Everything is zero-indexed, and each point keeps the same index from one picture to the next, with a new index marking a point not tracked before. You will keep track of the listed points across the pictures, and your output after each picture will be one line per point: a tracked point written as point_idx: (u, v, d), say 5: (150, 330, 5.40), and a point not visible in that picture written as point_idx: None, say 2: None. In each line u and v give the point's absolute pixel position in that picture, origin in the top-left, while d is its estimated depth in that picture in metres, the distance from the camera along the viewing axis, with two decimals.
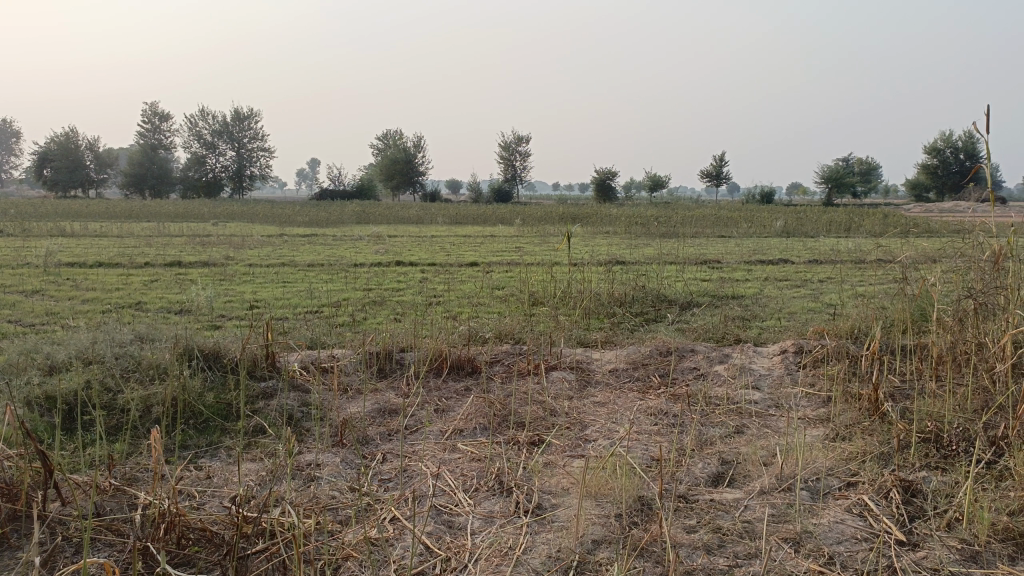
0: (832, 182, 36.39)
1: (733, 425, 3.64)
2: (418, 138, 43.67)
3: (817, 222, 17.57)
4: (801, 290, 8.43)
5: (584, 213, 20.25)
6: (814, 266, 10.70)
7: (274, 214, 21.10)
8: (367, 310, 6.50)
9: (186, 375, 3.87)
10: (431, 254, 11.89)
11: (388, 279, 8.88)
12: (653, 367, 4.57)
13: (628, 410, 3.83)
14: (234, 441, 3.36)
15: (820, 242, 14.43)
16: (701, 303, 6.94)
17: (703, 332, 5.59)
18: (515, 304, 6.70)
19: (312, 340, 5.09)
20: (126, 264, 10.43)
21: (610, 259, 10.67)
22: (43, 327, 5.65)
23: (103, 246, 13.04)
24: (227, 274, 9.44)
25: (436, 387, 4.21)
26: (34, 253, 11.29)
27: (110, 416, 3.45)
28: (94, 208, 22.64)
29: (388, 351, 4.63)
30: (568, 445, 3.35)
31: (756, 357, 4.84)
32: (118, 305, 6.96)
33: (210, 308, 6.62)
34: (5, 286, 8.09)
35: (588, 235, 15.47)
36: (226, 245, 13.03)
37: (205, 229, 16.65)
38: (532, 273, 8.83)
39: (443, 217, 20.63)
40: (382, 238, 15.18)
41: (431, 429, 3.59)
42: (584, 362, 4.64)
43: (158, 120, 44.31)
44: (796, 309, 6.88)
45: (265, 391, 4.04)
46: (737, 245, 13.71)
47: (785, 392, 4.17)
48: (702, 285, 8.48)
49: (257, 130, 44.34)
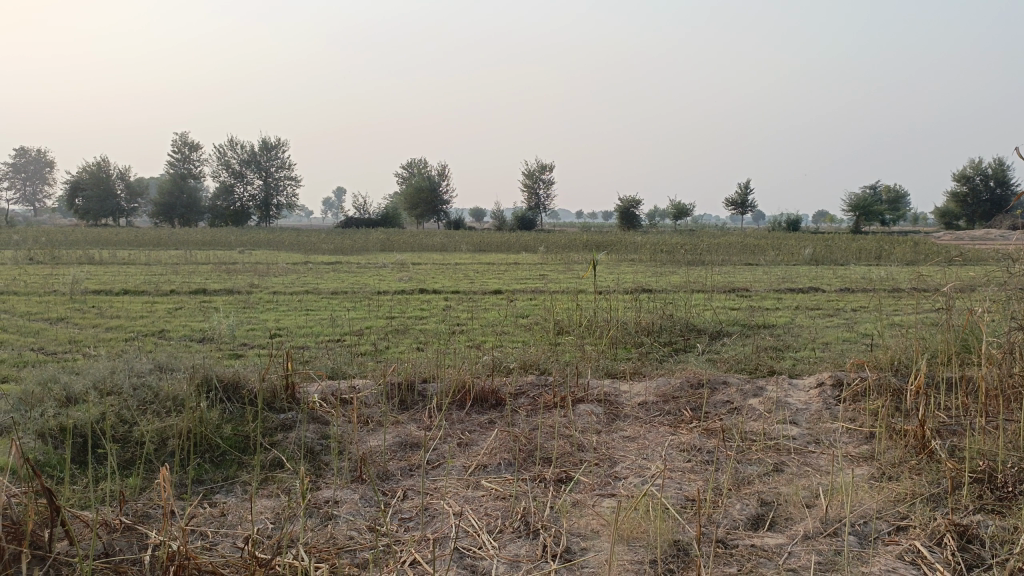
0: (859, 210, 35.97)
1: (771, 462, 3.46)
2: (443, 167, 43.96)
3: (846, 249, 17.28)
4: (834, 319, 8.21)
5: (609, 240, 20.13)
6: (845, 295, 10.46)
7: (300, 242, 21.22)
8: (389, 339, 6.40)
9: (203, 406, 3.78)
10: (455, 282, 11.82)
11: (411, 307, 8.80)
12: (684, 400, 4.40)
13: (659, 446, 3.66)
14: (250, 476, 3.25)
15: (850, 270, 14.16)
16: (731, 333, 6.76)
17: (735, 363, 5.41)
18: (540, 333, 6.57)
19: (333, 370, 4.98)
20: (152, 291, 10.47)
21: (636, 287, 10.51)
22: (64, 355, 5.62)
23: (130, 273, 13.14)
24: (251, 302, 9.41)
25: (459, 420, 4.07)
26: (64, 280, 11.40)
27: (125, 449, 3.36)
28: (124, 236, 22.94)
29: (410, 381, 4.51)
30: (597, 483, 3.19)
31: (792, 390, 4.65)
32: (141, 333, 6.93)
33: (232, 336, 6.57)
34: (31, 314, 8.12)
35: (614, 263, 15.36)
36: (251, 273, 13.08)
37: (231, 258, 16.76)
38: (557, 301, 8.71)
39: (467, 245, 20.61)
40: (406, 266, 15.16)
41: (454, 464, 3.45)
42: (612, 394, 4.48)
43: (188, 150, 45.09)
44: (830, 339, 6.66)
45: (284, 423, 3.93)
46: (765, 273, 13.48)
47: (823, 428, 3.98)
48: (731, 314, 8.29)
49: (284, 159, 44.97)
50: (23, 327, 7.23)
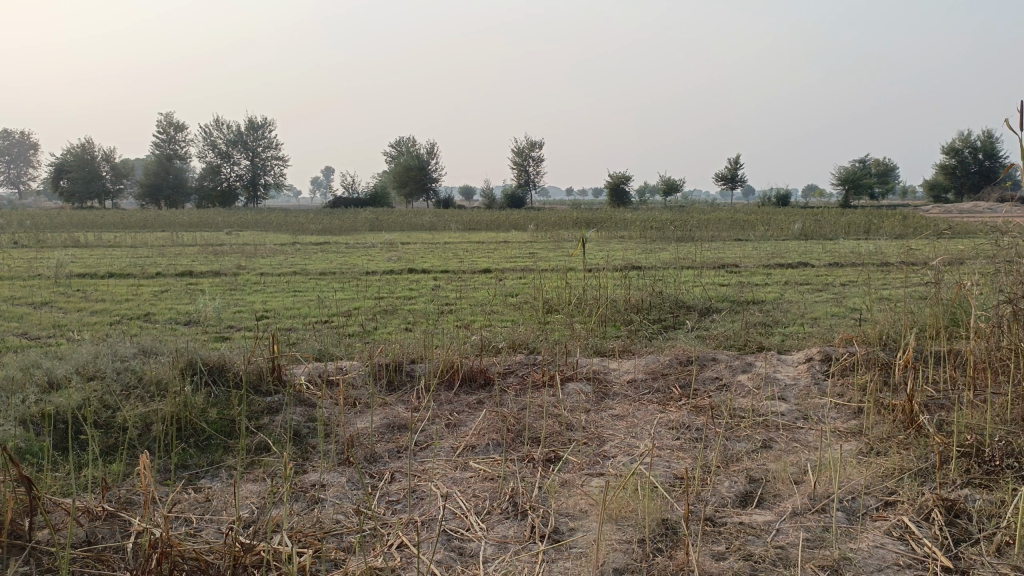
0: (848, 184, 36.00)
1: (760, 439, 3.45)
2: (431, 146, 43.69)
3: (835, 224, 17.30)
4: (823, 294, 8.22)
5: (598, 217, 20.10)
6: (834, 269, 10.48)
7: (288, 222, 21.10)
8: (377, 320, 6.36)
9: (187, 390, 3.73)
10: (444, 262, 11.76)
11: (399, 287, 8.75)
12: (673, 377, 4.39)
13: (648, 424, 3.65)
14: (236, 460, 3.22)
15: (839, 245, 14.17)
16: (720, 309, 6.76)
17: (724, 339, 5.40)
18: (529, 312, 6.54)
19: (320, 351, 4.94)
20: (138, 274, 10.39)
21: (626, 265, 10.49)
22: (48, 340, 5.55)
23: (116, 256, 13.03)
24: (238, 284, 9.34)
25: (447, 401, 4.05)
26: (48, 264, 11.27)
27: (109, 434, 3.32)
28: (110, 218, 22.72)
29: (398, 362, 4.48)
30: (585, 462, 3.18)
31: (781, 365, 4.65)
32: (127, 317, 6.86)
33: (219, 319, 6.51)
34: (15, 299, 8.04)
35: (603, 240, 15.34)
36: (239, 254, 12.99)
37: (219, 239, 16.62)
38: (546, 279, 8.69)
39: (456, 223, 20.52)
40: (395, 245, 15.07)
41: (442, 446, 3.43)
42: (600, 373, 4.47)
43: (173, 131, 44.61)
44: (819, 314, 6.68)
45: (270, 406, 3.89)
46: (754, 248, 13.48)
47: (812, 404, 3.97)
48: (720, 290, 8.29)
49: (271, 139, 44.56)
50: (7, 312, 7.14)
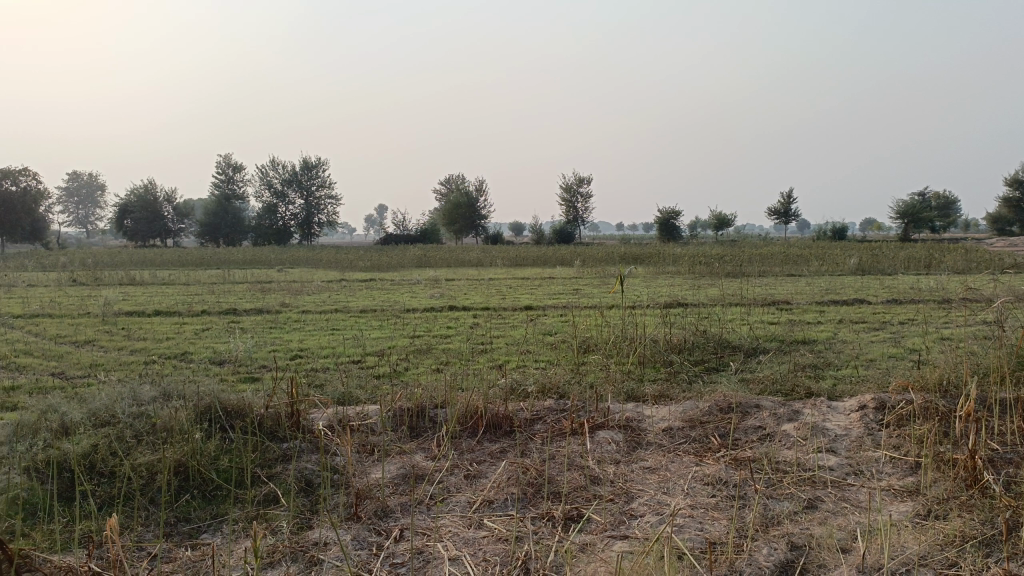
0: (908, 217, 34.90)
1: (804, 498, 3.15)
2: (480, 184, 43.99)
3: (893, 259, 16.66)
4: (879, 333, 7.79)
5: (646, 253, 19.77)
6: (892, 307, 10.00)
7: (337, 259, 21.28)
8: (409, 360, 6.19)
9: (200, 436, 3.59)
10: (486, 298, 11.61)
11: (437, 325, 8.60)
12: (712, 426, 4.09)
13: (681, 478, 3.38)
14: (239, 514, 3.06)
15: (899, 281, 13.57)
16: (768, 349, 6.41)
17: (770, 383, 5.08)
18: (565, 353, 6.31)
19: (343, 395, 4.79)
20: (183, 312, 10.46)
21: (672, 302, 10.18)
22: (80, 381, 5.53)
23: (165, 294, 13.21)
24: (278, 322, 9.31)
25: (469, 449, 3.83)
26: (99, 302, 11.49)
27: (113, 483, 3.18)
28: (167, 256, 23.29)
29: (421, 407, 4.28)
30: (610, 522, 2.92)
31: (831, 414, 4.32)
32: (163, 356, 6.85)
33: (251, 358, 6.43)
34: (59, 337, 8.13)
35: (650, 276, 15.04)
36: (284, 292, 13.05)
37: (268, 276, 16.81)
38: (587, 317, 8.44)
39: (503, 259, 20.42)
40: (439, 282, 15.01)
41: (458, 500, 3.21)
42: (634, 420, 4.20)
43: (231, 171, 45.89)
44: (874, 356, 6.29)
45: (284, 454, 3.73)
46: (808, 285, 12.98)
47: (864, 457, 3.65)
48: (769, 329, 7.92)
49: (325, 178, 45.49)
50: (48, 351, 7.20)
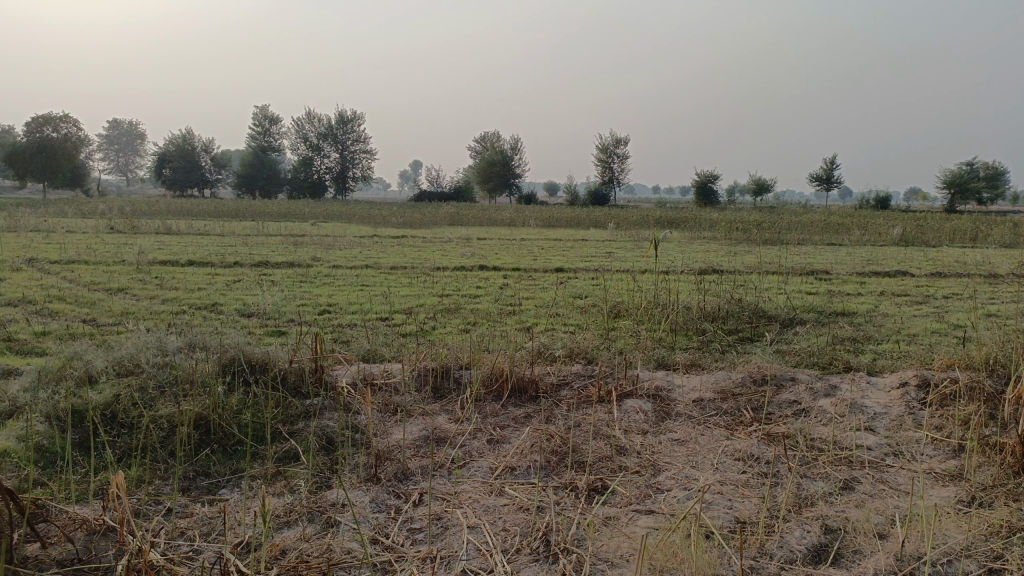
0: (954, 187, 33.86)
1: (840, 479, 3.01)
2: (516, 142, 43.57)
3: (938, 230, 16.16)
4: (922, 307, 7.52)
5: (682, 217, 19.45)
6: (935, 280, 9.69)
7: (369, 215, 21.26)
8: (437, 319, 6.12)
9: (222, 389, 3.56)
10: (517, 259, 11.47)
11: (466, 284, 8.50)
12: (744, 398, 3.96)
13: (712, 452, 3.26)
14: (258, 471, 3.02)
15: (943, 253, 13.14)
16: (805, 320, 6.21)
17: (807, 356, 4.91)
18: (595, 317, 6.17)
19: (368, 352, 4.74)
20: (215, 262, 10.51)
21: (706, 268, 9.95)
22: (110, 329, 5.55)
23: (199, 243, 13.31)
24: (309, 276, 9.31)
25: (493, 413, 3.75)
26: (134, 250, 11.58)
27: (133, 435, 3.15)
28: (204, 207, 23.44)
29: (446, 367, 4.21)
30: (635, 495, 2.82)
31: (870, 390, 4.16)
32: (192, 306, 6.85)
33: (279, 312, 6.41)
34: (94, 284, 8.20)
35: (686, 241, 14.79)
36: (316, 246, 13.06)
37: (301, 229, 16.86)
38: (619, 281, 8.29)
39: (536, 220, 20.21)
40: (471, 241, 14.89)
41: (481, 465, 3.14)
42: (663, 389, 4.08)
43: (268, 123, 46.01)
44: (916, 330, 6.08)
45: (306, 410, 3.67)
46: (848, 254, 12.62)
47: (904, 438, 3.50)
48: (807, 299, 7.72)
49: (361, 133, 45.43)
50: (81, 297, 7.25)
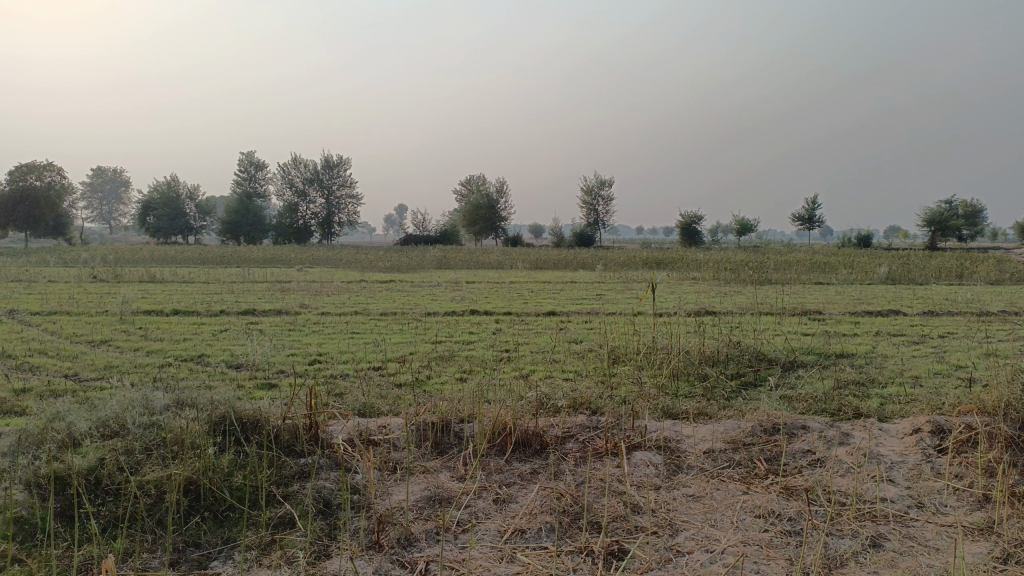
0: (934, 225, 34.25)
1: (867, 536, 2.88)
2: (501, 184, 43.80)
3: (925, 268, 16.21)
4: (920, 347, 7.44)
5: (669, 257, 19.47)
6: (929, 318, 9.65)
7: (356, 259, 21.17)
8: (431, 367, 5.96)
9: (213, 450, 3.38)
10: (508, 303, 11.35)
11: (458, 330, 8.33)
12: (757, 449, 3.82)
13: (729, 509, 3.12)
14: (253, 540, 2.84)
15: (932, 291, 13.14)
16: (807, 363, 6.10)
17: (814, 402, 4.79)
18: (594, 363, 6.03)
19: (364, 405, 4.56)
20: (201, 311, 10.32)
21: (700, 310, 9.87)
22: (94, 384, 5.36)
23: (185, 292, 13.11)
24: (298, 324, 9.14)
25: (498, 470, 3.59)
26: (117, 300, 11.38)
27: (118, 502, 2.97)
28: (189, 253, 23.23)
29: (445, 421, 4.05)
30: (655, 559, 2.67)
31: (883, 436, 4.03)
32: (179, 359, 6.66)
33: (269, 363, 6.24)
34: (76, 336, 7.99)
35: (675, 281, 14.76)
36: (304, 292, 12.90)
37: (287, 276, 16.72)
38: (614, 325, 8.19)
39: (524, 262, 20.16)
40: (460, 285, 14.78)
41: (489, 528, 2.98)
42: (672, 440, 3.93)
43: (253, 169, 46.10)
44: (919, 372, 5.99)
45: (302, 470, 3.50)
46: (838, 293, 12.59)
47: (925, 488, 3.36)
48: (805, 340, 7.63)
49: (346, 177, 45.57)
50: (63, 350, 7.03)
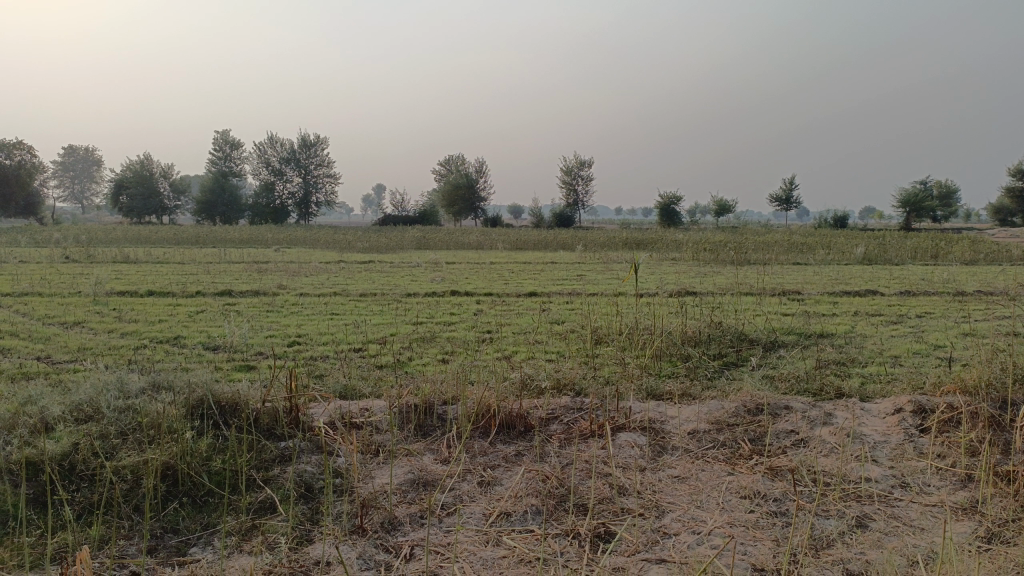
0: (910, 206, 34.54)
1: (852, 516, 2.89)
2: (480, 164, 43.56)
3: (901, 248, 16.34)
4: (899, 327, 7.50)
5: (649, 238, 19.48)
6: (906, 299, 9.73)
7: (334, 240, 20.98)
8: (413, 349, 5.90)
9: (192, 435, 3.31)
10: (488, 283, 11.30)
11: (439, 311, 8.28)
12: (740, 429, 3.82)
13: (716, 490, 3.11)
14: (233, 527, 2.79)
15: (909, 271, 13.24)
16: (788, 343, 6.12)
17: (797, 382, 4.80)
18: (576, 344, 6.01)
19: (345, 388, 4.50)
20: (177, 292, 10.15)
21: (681, 290, 9.88)
22: (67, 367, 5.25)
23: (159, 273, 12.91)
24: (276, 305, 9.02)
25: (482, 452, 3.55)
26: (91, 280, 11.17)
27: (94, 488, 2.89)
28: (163, 233, 22.87)
29: (428, 404, 4.00)
30: (642, 542, 2.65)
31: (865, 416, 4.04)
32: (155, 341, 6.54)
33: (247, 344, 6.14)
34: (49, 318, 7.83)
35: (655, 262, 14.77)
36: (282, 273, 12.74)
37: (264, 256, 16.53)
38: (595, 306, 8.17)
39: (503, 243, 20.06)
40: (440, 265, 14.69)
41: (474, 511, 2.94)
42: (657, 421, 3.92)
43: (229, 148, 45.47)
44: (899, 352, 6.03)
45: (282, 454, 3.43)
46: (816, 274, 12.67)
47: (909, 467, 3.38)
48: (785, 320, 7.65)
49: (324, 157, 45.09)
50: (35, 332, 6.88)
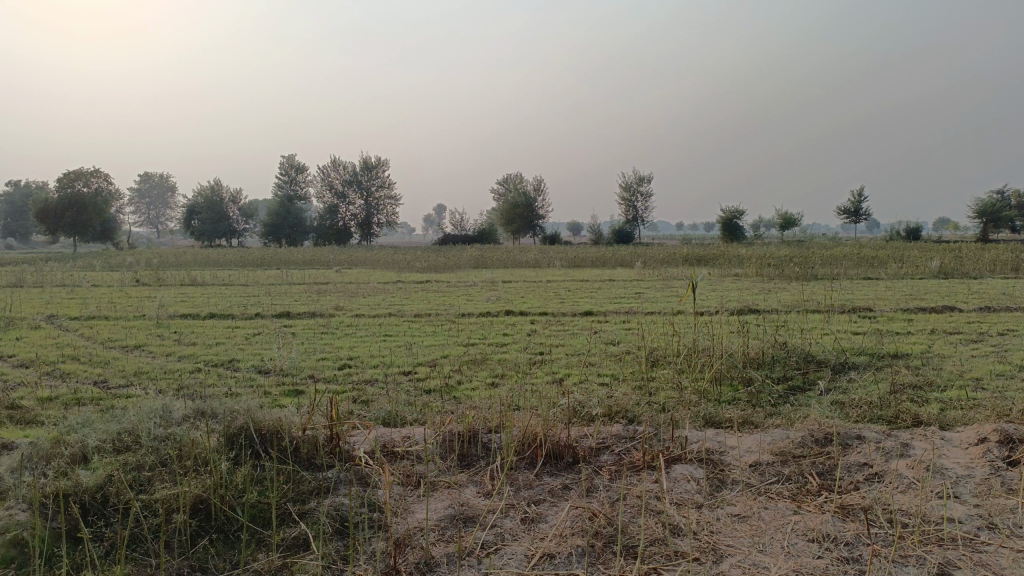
0: (986, 217, 33.05)
1: (934, 563, 2.60)
2: (538, 182, 43.54)
3: (979, 261, 15.51)
4: (980, 346, 7.00)
5: (710, 253, 19.02)
6: (986, 314, 9.16)
7: (394, 260, 21.13)
8: (463, 372, 5.76)
9: (228, 466, 3.22)
10: (544, 302, 11.11)
11: (492, 332, 8.13)
12: (808, 462, 3.53)
13: (780, 532, 2.84)
14: (262, 565, 2.67)
15: (989, 285, 12.52)
16: (859, 364, 5.74)
17: (869, 408, 4.47)
18: (631, 367, 5.77)
19: (388, 414, 4.38)
20: (236, 314, 10.27)
21: (743, 308, 9.52)
22: (121, 392, 5.28)
23: (221, 295, 13.16)
24: (331, 326, 9.01)
25: (527, 485, 3.37)
26: (155, 304, 11.43)
27: (126, 522, 2.82)
28: (229, 256, 23.49)
29: (473, 432, 3.84)
30: None
31: (946, 447, 3.70)
32: (209, 364, 6.56)
33: (298, 368, 6.10)
34: (112, 341, 7.98)
35: (716, 278, 14.38)
36: (339, 294, 12.81)
37: (323, 277, 16.71)
38: (653, 326, 7.89)
39: (561, 260, 19.88)
40: (496, 284, 14.57)
41: (516, 551, 2.75)
42: (715, 453, 3.66)
43: (294, 172, 46.60)
44: (982, 373, 5.59)
45: (320, 486, 3.31)
46: (889, 289, 12.06)
47: (997, 506, 3.04)
48: (856, 339, 7.23)
49: (385, 178, 45.82)
50: (96, 356, 7.00)
